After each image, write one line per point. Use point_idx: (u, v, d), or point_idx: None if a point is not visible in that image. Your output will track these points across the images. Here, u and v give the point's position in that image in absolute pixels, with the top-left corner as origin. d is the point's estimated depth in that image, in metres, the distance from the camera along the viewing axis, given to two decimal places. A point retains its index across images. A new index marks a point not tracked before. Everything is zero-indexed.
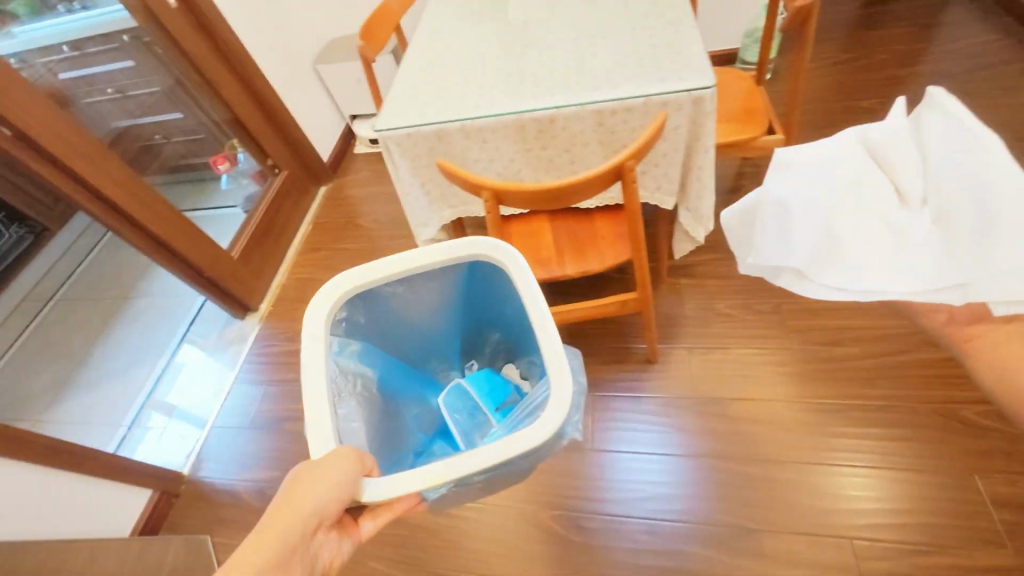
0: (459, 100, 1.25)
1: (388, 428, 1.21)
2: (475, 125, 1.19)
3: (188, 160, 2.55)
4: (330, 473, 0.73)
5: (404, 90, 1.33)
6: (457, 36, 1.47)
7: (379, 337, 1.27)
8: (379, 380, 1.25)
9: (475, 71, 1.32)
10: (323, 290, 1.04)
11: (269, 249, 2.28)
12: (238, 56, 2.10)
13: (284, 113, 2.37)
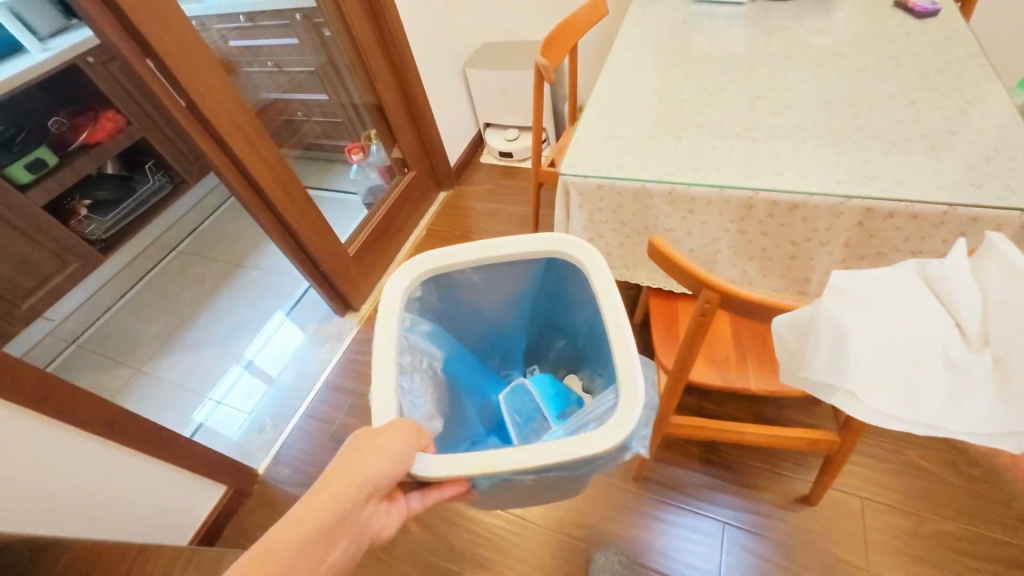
0: (670, 156, 1.02)
1: (457, 410, 1.21)
2: (688, 192, 0.96)
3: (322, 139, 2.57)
4: (378, 442, 0.72)
5: (596, 133, 1.13)
6: (656, 77, 1.26)
7: (454, 326, 1.29)
8: (455, 369, 1.25)
9: (687, 123, 1.09)
10: (405, 273, 1.07)
11: (381, 250, 2.22)
12: (400, 52, 2.03)
13: (426, 113, 2.29)
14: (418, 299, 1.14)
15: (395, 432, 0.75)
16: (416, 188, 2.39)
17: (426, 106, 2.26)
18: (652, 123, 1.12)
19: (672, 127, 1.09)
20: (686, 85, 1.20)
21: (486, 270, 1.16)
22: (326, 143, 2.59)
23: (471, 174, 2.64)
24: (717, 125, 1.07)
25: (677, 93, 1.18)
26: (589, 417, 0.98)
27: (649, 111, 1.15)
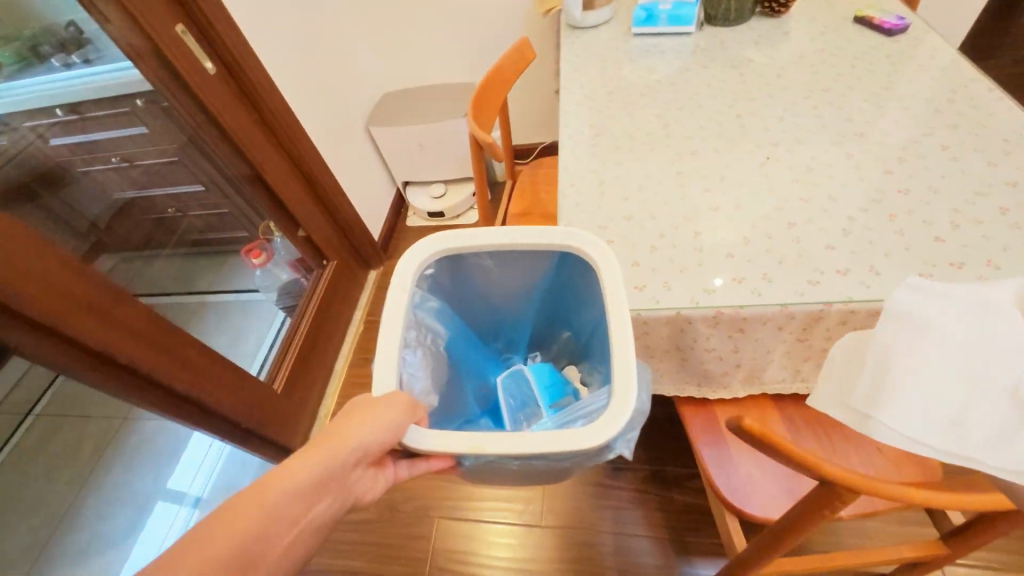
0: (698, 264, 0.79)
1: (451, 389, 0.95)
2: (738, 313, 0.74)
3: (210, 234, 2.01)
4: (381, 409, 0.61)
5: (589, 237, 0.86)
6: (630, 141, 1.02)
7: (467, 302, 1.00)
8: (456, 340, 0.98)
9: (698, 207, 0.86)
10: (426, 245, 0.83)
11: (312, 364, 1.81)
12: (291, 133, 1.63)
13: (336, 193, 1.89)
14: (433, 275, 0.88)
15: (397, 403, 0.63)
16: (340, 278, 2.00)
17: (335, 183, 1.86)
18: (654, 212, 0.88)
19: (681, 215, 0.86)
20: (673, 150, 0.98)
21: (498, 255, 0.88)
22: (210, 237, 2.02)
23: (400, 243, 2.29)
24: (735, 204, 0.86)
25: (667, 163, 0.96)
26: (581, 412, 0.73)
27: (642, 193, 0.91)
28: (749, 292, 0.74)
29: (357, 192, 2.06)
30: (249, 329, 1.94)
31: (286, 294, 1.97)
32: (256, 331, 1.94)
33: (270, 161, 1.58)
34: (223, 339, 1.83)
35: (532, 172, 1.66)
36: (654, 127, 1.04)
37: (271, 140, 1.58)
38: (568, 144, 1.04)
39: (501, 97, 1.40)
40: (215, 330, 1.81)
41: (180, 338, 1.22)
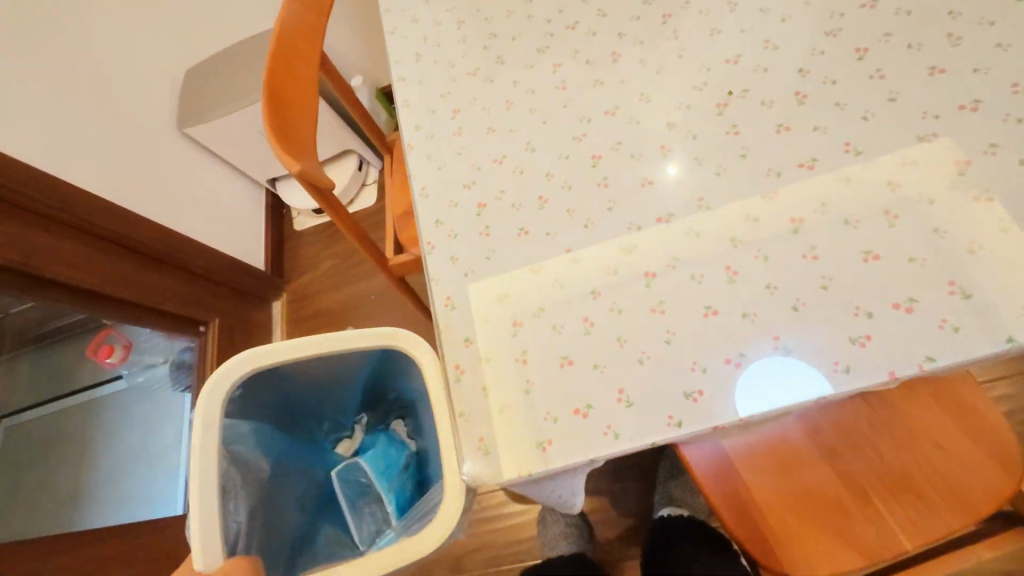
0: (665, 342, 0.47)
1: (273, 515, 0.71)
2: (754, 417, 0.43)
3: (46, 327, 1.01)
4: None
5: (481, 326, 0.53)
6: (509, 115, 0.63)
7: (283, 405, 0.80)
8: (275, 452, 0.77)
9: (640, 228, 0.52)
10: (220, 373, 0.65)
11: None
12: (16, 181, 0.89)
13: (174, 235, 1.17)
14: (240, 392, 0.69)
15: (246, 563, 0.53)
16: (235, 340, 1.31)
17: (162, 229, 1.15)
18: (573, 251, 0.54)
19: (617, 248, 0.52)
20: (579, 118, 0.60)
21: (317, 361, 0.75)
22: (54, 325, 1.02)
23: (293, 254, 1.55)
24: (697, 203, 0.51)
25: (574, 148, 0.59)
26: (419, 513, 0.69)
27: (548, 219, 0.56)
28: (763, 382, 0.43)
29: (210, 211, 1.35)
30: (132, 423, 1.17)
31: (179, 370, 1.21)
32: (137, 424, 1.17)
33: (36, 254, 0.90)
34: (133, 440, 1.16)
35: None
36: (540, 76, 0.64)
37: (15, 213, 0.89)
38: (417, 149, 0.65)
39: (312, 58, 0.87)
40: (126, 429, 1.15)
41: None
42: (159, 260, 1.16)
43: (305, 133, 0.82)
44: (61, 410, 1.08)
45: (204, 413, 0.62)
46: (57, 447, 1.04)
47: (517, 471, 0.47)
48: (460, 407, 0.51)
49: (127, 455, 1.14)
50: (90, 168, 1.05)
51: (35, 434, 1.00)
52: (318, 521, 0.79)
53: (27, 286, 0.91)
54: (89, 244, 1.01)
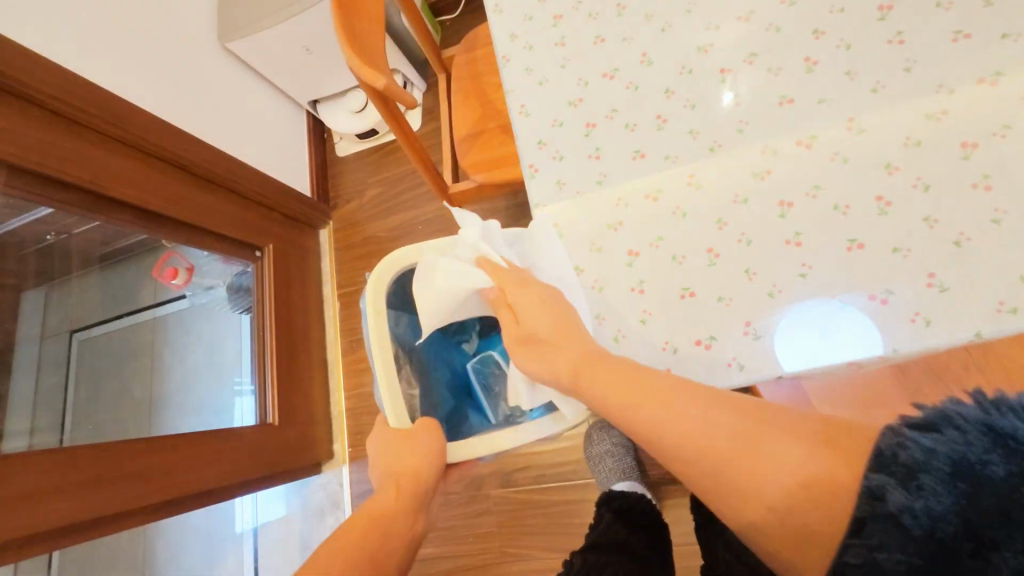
0: (801, 276, 0.45)
1: (440, 389, 0.76)
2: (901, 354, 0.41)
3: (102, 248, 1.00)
4: (415, 438, 0.60)
5: (592, 255, 0.51)
6: (622, 22, 0.57)
7: (438, 298, 0.82)
8: (435, 339, 0.80)
9: (776, 152, 0.48)
10: (386, 266, 0.68)
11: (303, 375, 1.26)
12: (89, 104, 0.89)
13: (229, 156, 1.17)
14: (396, 290, 0.72)
15: (430, 424, 0.62)
16: (289, 264, 1.31)
17: (215, 151, 1.13)
18: (696, 177, 0.50)
19: (750, 174, 0.48)
20: (705, 25, 0.53)
21: (458, 262, 0.76)
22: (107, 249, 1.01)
23: (342, 178, 1.50)
24: (848, 123, 0.46)
25: (700, 61, 0.53)
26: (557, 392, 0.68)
27: (669, 141, 0.52)
28: (906, 319, 0.41)
29: (257, 133, 1.31)
30: (195, 341, 1.21)
31: (236, 293, 1.23)
32: (200, 342, 1.22)
33: (102, 170, 0.91)
34: (199, 355, 1.21)
35: (469, 52, 1.10)
36: None
37: (79, 128, 0.89)
38: (515, 61, 0.60)
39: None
40: (191, 343, 1.20)
41: (96, 445, 0.83)
42: (215, 183, 1.15)
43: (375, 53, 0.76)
44: (134, 325, 1.10)
45: (374, 301, 0.66)
46: (128, 360, 1.09)
47: None
48: None
49: (194, 368, 1.19)
50: (141, 80, 1.02)
51: (106, 347, 1.04)
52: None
53: (98, 202, 0.93)
54: (152, 165, 1.01)
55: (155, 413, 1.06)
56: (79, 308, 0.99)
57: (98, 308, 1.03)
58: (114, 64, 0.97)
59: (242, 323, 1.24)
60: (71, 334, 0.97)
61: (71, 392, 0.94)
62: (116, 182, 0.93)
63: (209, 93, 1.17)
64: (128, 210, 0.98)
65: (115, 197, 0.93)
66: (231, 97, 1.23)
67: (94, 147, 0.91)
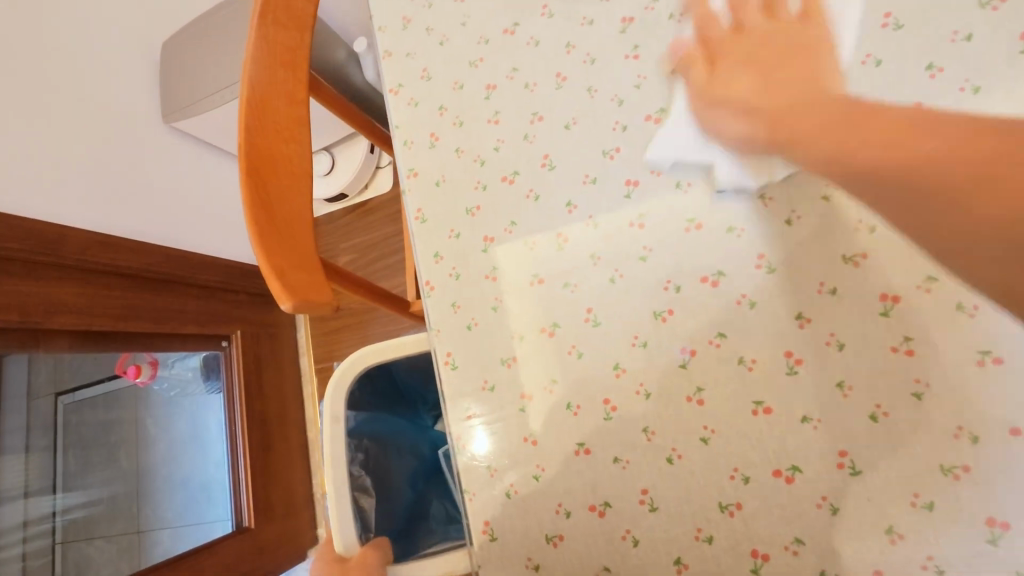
0: (703, 440, 0.39)
1: (388, 492, 0.64)
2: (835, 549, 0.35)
3: (89, 390, 1.02)
4: (355, 570, 0.49)
5: (484, 396, 0.47)
6: (523, 117, 0.50)
7: (392, 388, 0.72)
8: (387, 434, 0.68)
9: (682, 289, 0.42)
10: (340, 372, 0.60)
11: (278, 428, 1.28)
12: (37, 262, 0.86)
13: (186, 256, 1.11)
14: (357, 388, 0.64)
15: (374, 546, 0.52)
16: (258, 336, 1.29)
17: (165, 252, 1.06)
18: (594, 311, 0.44)
19: (649, 313, 0.43)
20: (613, 125, 0.47)
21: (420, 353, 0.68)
22: (92, 391, 1.03)
23: None
24: (757, 261, 0.40)
25: (603, 170, 0.46)
26: None
27: (568, 265, 0.46)
28: (812, 505, 0.36)
29: (211, 170, 1.24)
30: (175, 410, 1.17)
31: (209, 372, 1.19)
32: (179, 413, 1.17)
33: (32, 241, 0.84)
34: (182, 427, 1.17)
35: None
36: (568, 61, 0.49)
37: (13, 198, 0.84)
38: (411, 158, 0.53)
39: (303, 23, 0.70)
40: (172, 415, 1.16)
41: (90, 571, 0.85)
42: (172, 281, 1.09)
43: (288, 122, 0.68)
44: (116, 391, 1.07)
45: (332, 406, 0.57)
46: (111, 429, 1.08)
47: (528, 559, 0.43)
48: (470, 491, 0.45)
49: (176, 441, 1.16)
50: (79, 132, 0.95)
51: (90, 416, 1.04)
52: (428, 496, 0.69)
53: (36, 275, 0.86)
54: (98, 282, 0.95)
55: (142, 495, 1.09)
56: (73, 426, 1.00)
57: (90, 417, 1.04)
58: (44, 116, 0.90)
59: (218, 403, 1.20)
60: (56, 396, 0.97)
61: (59, 458, 0.97)
62: (61, 323, 0.88)
63: (155, 138, 1.10)
64: (69, 309, 0.90)
65: (52, 325, 0.87)
66: (179, 137, 1.16)
67: (51, 311, 0.87)
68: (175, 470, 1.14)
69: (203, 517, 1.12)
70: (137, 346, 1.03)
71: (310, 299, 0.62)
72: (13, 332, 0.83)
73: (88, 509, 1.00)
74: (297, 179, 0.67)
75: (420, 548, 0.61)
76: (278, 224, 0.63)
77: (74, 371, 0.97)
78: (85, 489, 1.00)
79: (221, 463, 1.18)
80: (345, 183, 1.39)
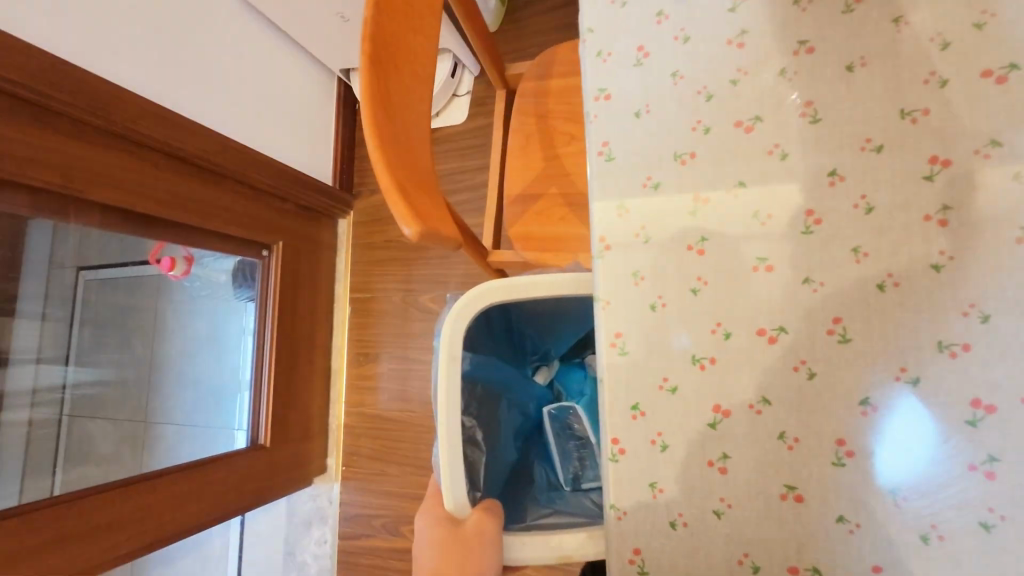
0: (982, 525, 0.30)
1: (493, 448, 0.54)
2: None
3: (113, 272, 0.93)
4: (466, 544, 0.41)
5: (661, 398, 0.36)
6: (784, 44, 0.37)
7: (506, 332, 0.59)
8: (499, 382, 0.57)
9: (992, 320, 0.31)
10: (465, 301, 0.45)
11: (305, 350, 1.20)
12: (88, 123, 0.74)
13: (243, 150, 1.00)
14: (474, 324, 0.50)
15: (488, 514, 0.42)
16: (299, 250, 1.18)
17: (221, 140, 0.94)
18: (843, 323, 0.33)
19: (930, 342, 0.32)
20: (925, 76, 0.34)
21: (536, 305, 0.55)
22: (116, 273, 0.94)
23: None
24: None
25: (895, 136, 0.34)
26: None
27: (813, 255, 0.35)
28: None
29: (280, 60, 1.10)
30: (199, 310, 1.08)
31: (242, 277, 1.09)
32: (203, 314, 1.09)
33: (84, 97, 0.73)
34: (202, 328, 1.09)
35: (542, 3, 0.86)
36: None
37: (69, 46, 0.73)
38: (605, 73, 0.41)
39: None
40: (196, 313, 1.08)
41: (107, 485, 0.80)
42: (221, 175, 0.97)
43: (421, 10, 0.56)
44: (141, 277, 0.98)
45: (449, 346, 0.44)
46: (131, 314, 1.00)
47: None
48: (616, 508, 0.36)
49: (197, 340, 1.09)
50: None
51: (112, 297, 0.96)
52: (529, 455, 0.62)
53: (88, 138, 0.75)
54: (150, 160, 0.84)
55: (153, 386, 1.03)
56: (91, 303, 0.93)
57: (110, 297, 0.96)
58: None
59: (246, 312, 1.11)
60: (77, 270, 0.88)
61: (73, 331, 0.90)
62: (106, 196, 0.78)
63: (227, 9, 0.96)
64: (117, 183, 0.79)
65: (96, 198, 0.77)
66: (252, 16, 1.02)
67: (98, 182, 0.76)
68: (193, 370, 1.08)
69: (212, 423, 1.07)
70: (180, 238, 0.93)
71: (434, 229, 0.49)
72: (54, 196, 0.73)
73: (97, 389, 0.94)
74: (416, 83, 0.56)
75: (526, 519, 0.51)
76: (398, 131, 0.51)
77: (99, 250, 0.87)
78: (98, 367, 0.94)
79: (238, 370, 1.11)
80: None
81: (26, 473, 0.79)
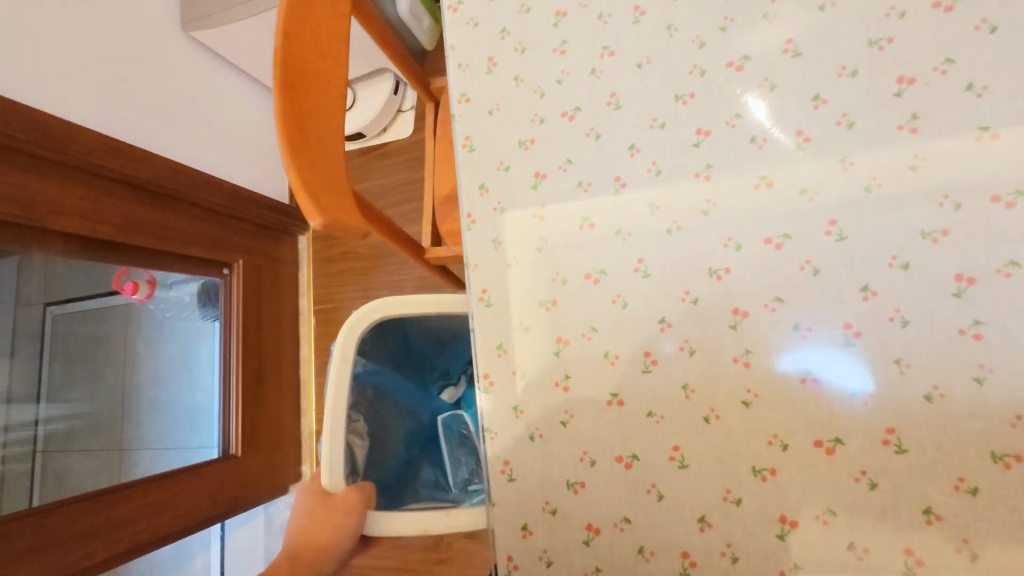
0: (744, 402, 0.38)
1: (378, 448, 0.64)
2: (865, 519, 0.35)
3: (80, 304, 0.99)
4: (336, 509, 0.52)
5: (518, 335, 0.45)
6: (592, 49, 0.46)
7: (404, 352, 0.73)
8: (391, 393, 0.69)
9: (743, 248, 0.40)
10: (359, 312, 0.58)
11: (272, 362, 1.24)
12: (40, 159, 0.81)
13: (195, 173, 1.04)
14: (371, 337, 0.63)
15: (358, 490, 0.53)
16: (260, 269, 1.22)
17: (174, 167, 1.00)
18: (645, 262, 0.42)
19: (704, 269, 0.41)
20: (690, 68, 0.43)
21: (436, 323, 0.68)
22: (83, 305, 1.00)
23: None
24: (828, 227, 0.38)
25: (673, 115, 0.43)
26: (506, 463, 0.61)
27: (621, 211, 0.44)
28: (850, 477, 0.36)
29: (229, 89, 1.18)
30: (166, 333, 1.13)
31: (206, 299, 1.15)
32: (170, 337, 1.14)
33: (39, 135, 0.79)
34: (172, 350, 1.14)
35: None
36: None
37: (18, 88, 0.79)
38: (464, 81, 0.50)
39: None
40: (164, 338, 1.13)
41: (85, 499, 0.84)
42: (176, 200, 1.03)
43: (329, 35, 0.63)
44: (106, 307, 1.03)
45: (341, 347, 0.56)
46: (102, 345, 1.05)
47: (544, 503, 0.43)
48: (491, 429, 0.45)
49: (167, 363, 1.14)
50: (86, 22, 0.89)
51: (81, 329, 1.01)
52: (421, 462, 0.71)
53: (41, 171, 0.81)
54: (102, 189, 0.90)
55: (128, 413, 1.08)
56: (60, 336, 0.97)
57: (79, 329, 1.01)
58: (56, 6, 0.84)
59: (212, 331, 1.16)
60: (45, 307, 0.94)
61: (45, 366, 0.93)
62: (59, 224, 0.83)
63: (171, 45, 1.03)
64: (69, 212, 0.85)
65: (49, 226, 0.82)
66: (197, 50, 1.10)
67: (50, 212, 0.82)
68: (164, 392, 1.13)
69: (186, 442, 1.11)
70: (138, 261, 0.98)
71: (338, 222, 0.59)
72: (10, 228, 0.79)
73: (70, 422, 0.97)
74: (332, 101, 0.62)
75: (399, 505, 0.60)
76: (309, 139, 0.59)
77: (65, 283, 0.94)
78: (70, 401, 0.98)
79: (208, 391, 1.15)
80: (367, 122, 1.33)
81: (9, 493, 0.81)
